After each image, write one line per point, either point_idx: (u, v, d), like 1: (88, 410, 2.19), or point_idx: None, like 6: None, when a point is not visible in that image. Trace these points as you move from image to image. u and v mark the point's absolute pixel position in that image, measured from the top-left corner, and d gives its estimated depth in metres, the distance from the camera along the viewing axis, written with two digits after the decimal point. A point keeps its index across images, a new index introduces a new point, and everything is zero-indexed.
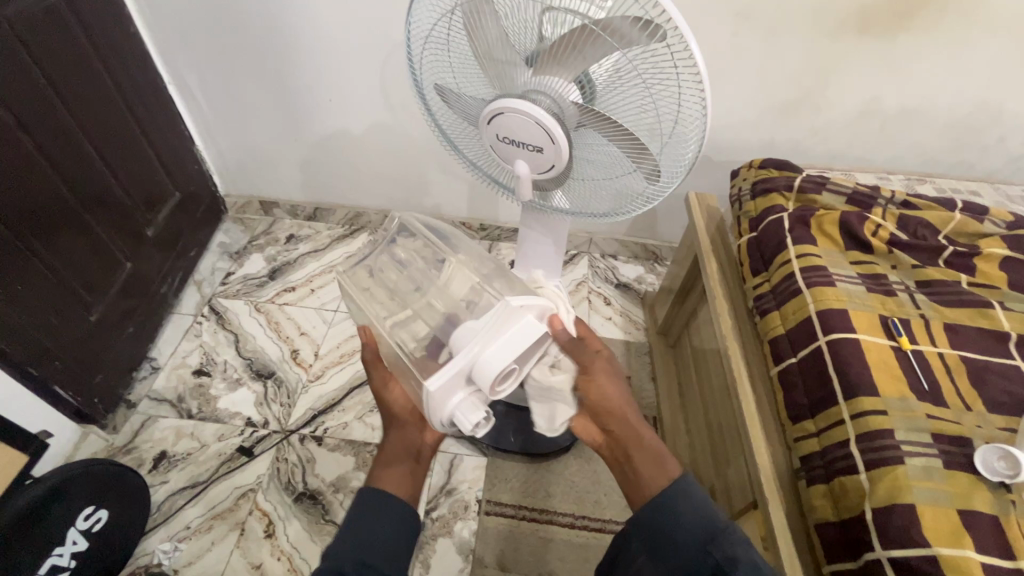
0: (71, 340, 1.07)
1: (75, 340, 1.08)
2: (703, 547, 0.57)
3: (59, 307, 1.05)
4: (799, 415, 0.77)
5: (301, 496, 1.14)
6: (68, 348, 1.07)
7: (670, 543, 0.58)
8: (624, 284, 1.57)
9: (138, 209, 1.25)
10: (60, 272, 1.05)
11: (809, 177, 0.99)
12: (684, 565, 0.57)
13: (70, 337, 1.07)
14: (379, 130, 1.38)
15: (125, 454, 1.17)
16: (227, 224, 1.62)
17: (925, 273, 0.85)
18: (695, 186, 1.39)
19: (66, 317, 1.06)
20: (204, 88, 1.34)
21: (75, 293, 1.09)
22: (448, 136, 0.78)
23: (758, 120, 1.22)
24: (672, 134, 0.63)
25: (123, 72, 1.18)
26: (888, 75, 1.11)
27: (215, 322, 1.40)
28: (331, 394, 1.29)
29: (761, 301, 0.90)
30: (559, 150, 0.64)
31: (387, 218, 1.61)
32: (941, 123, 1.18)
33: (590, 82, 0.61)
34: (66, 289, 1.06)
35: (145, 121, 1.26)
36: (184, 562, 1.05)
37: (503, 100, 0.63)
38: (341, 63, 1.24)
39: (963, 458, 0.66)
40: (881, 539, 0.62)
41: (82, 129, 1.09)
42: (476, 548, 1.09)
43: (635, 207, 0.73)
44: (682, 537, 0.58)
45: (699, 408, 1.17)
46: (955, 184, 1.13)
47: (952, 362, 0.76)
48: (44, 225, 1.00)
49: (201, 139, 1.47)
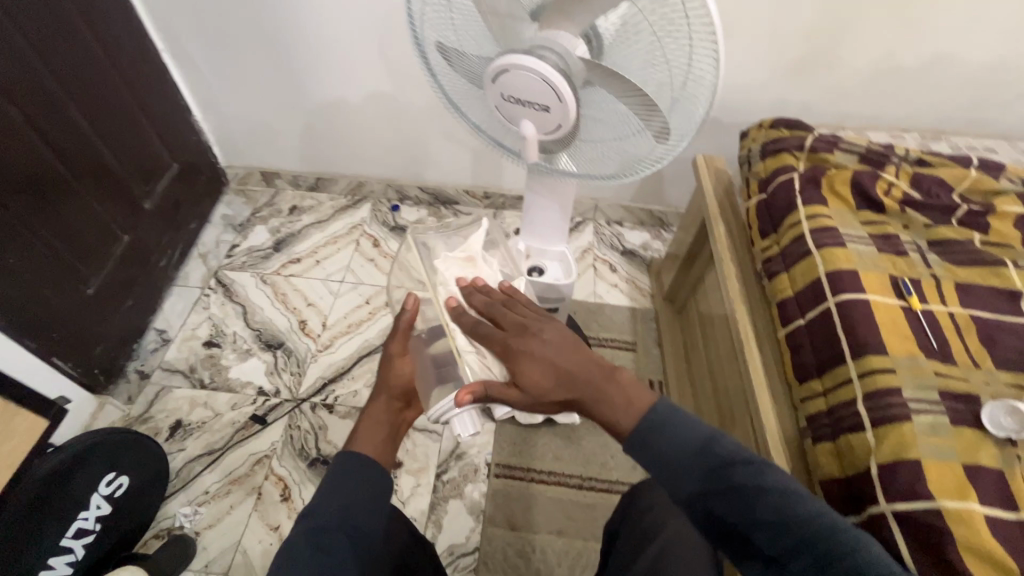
0: (68, 313, 1.08)
1: (71, 313, 1.09)
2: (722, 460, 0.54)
3: (55, 281, 1.05)
4: (807, 375, 0.77)
5: (315, 461, 1.17)
6: (65, 321, 1.07)
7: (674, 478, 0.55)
8: (630, 251, 1.56)
9: (134, 181, 1.24)
10: (55, 247, 1.05)
11: (820, 136, 0.96)
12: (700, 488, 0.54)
13: (67, 311, 1.08)
14: (380, 98, 1.35)
15: (142, 423, 1.19)
16: (229, 196, 1.61)
17: (938, 233, 0.83)
18: (702, 149, 1.36)
19: (62, 290, 1.07)
20: (196, 54, 1.31)
21: (71, 268, 1.09)
22: (451, 99, 0.76)
23: (768, 79, 1.19)
24: (682, 91, 0.60)
25: (112, 38, 1.14)
26: (904, 29, 1.07)
27: (222, 294, 1.41)
28: (340, 363, 1.31)
29: (769, 264, 0.89)
30: (566, 108, 0.62)
31: (389, 187, 1.59)
32: (959, 78, 1.14)
33: (597, 37, 0.60)
34: (61, 264, 1.06)
35: (138, 91, 1.23)
36: (205, 524, 1.09)
37: (508, 56, 0.61)
38: (336, 27, 1.20)
39: (969, 414, 0.66)
40: (885, 494, 0.63)
41: (72, 99, 1.06)
42: (487, 509, 1.12)
43: (643, 169, 0.71)
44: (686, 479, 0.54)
45: (705, 371, 1.18)
46: (971, 142, 1.10)
47: (962, 321, 0.75)
48: (39, 202, 1.00)
49: (200, 110, 1.45)
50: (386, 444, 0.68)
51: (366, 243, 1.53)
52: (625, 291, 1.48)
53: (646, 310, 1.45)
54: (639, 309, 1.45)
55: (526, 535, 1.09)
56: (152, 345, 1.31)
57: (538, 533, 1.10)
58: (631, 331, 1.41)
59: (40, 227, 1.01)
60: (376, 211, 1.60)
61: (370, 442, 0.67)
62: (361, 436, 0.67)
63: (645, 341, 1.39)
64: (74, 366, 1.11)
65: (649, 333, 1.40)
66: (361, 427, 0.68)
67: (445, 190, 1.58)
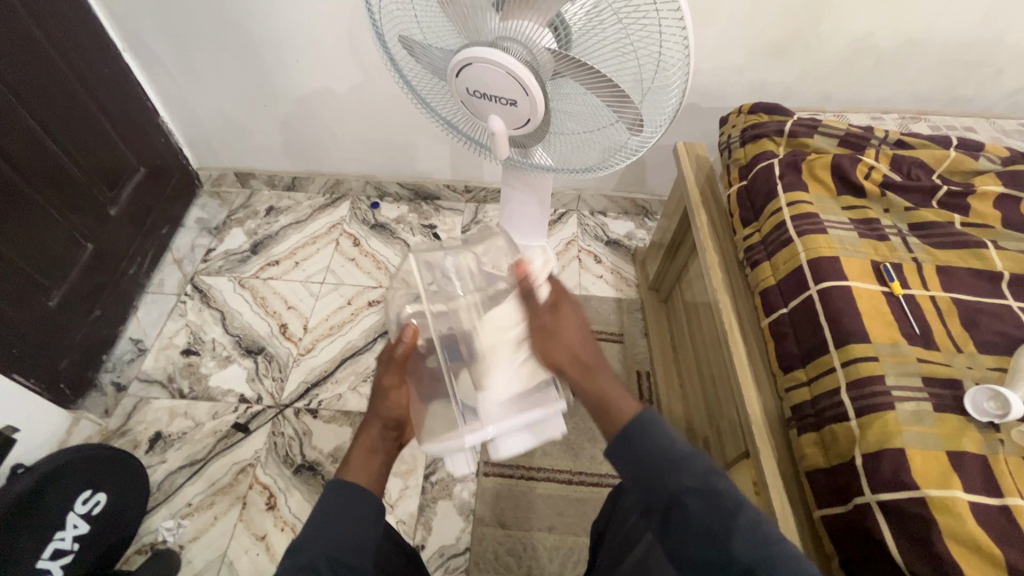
0: (29, 328, 1.05)
1: (33, 328, 1.05)
2: (670, 471, 0.46)
3: (14, 295, 1.01)
4: (791, 365, 0.76)
5: (300, 468, 1.15)
6: (26, 335, 1.04)
7: (640, 472, 0.48)
8: (615, 241, 1.54)
9: (96, 187, 1.20)
10: (10, 259, 1.01)
11: (800, 120, 0.95)
12: (660, 490, 0.46)
13: (26, 324, 1.04)
14: (352, 92, 1.31)
15: (120, 437, 1.16)
16: (202, 198, 1.57)
17: (919, 216, 0.82)
18: (683, 136, 1.34)
19: (20, 303, 1.03)
20: (158, 54, 1.26)
21: (31, 281, 1.05)
22: (418, 94, 0.73)
23: (746, 62, 1.17)
24: (654, 81, 0.59)
25: (66, 39, 1.10)
26: (881, 8, 1.05)
27: (199, 300, 1.37)
28: (323, 366, 1.28)
29: (751, 253, 0.88)
30: (534, 101, 0.60)
31: (368, 184, 1.56)
32: (938, 57, 1.13)
33: (564, 25, 0.56)
34: (18, 276, 1.02)
35: (98, 93, 1.19)
36: (190, 537, 1.07)
37: (471, 49, 0.59)
38: (302, 20, 1.16)
39: (952, 400, 0.66)
40: (871, 485, 0.62)
41: (25, 105, 1.02)
42: (477, 508, 1.11)
43: (618, 160, 0.69)
44: (648, 460, 0.48)
45: (692, 360, 1.17)
46: (950, 121, 1.10)
47: (944, 305, 0.75)
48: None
49: (166, 111, 1.40)
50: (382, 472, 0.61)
51: (346, 242, 1.50)
52: (610, 282, 1.47)
53: (632, 300, 1.44)
54: (625, 299, 1.44)
55: (517, 533, 1.09)
56: (128, 356, 1.27)
57: (530, 531, 1.09)
58: (618, 322, 1.40)
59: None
60: (355, 209, 1.57)
61: (366, 473, 0.59)
62: (356, 467, 0.59)
63: (632, 332, 1.38)
64: (40, 381, 1.07)
65: (636, 324, 1.39)
66: (354, 455, 0.60)
67: (426, 184, 1.55)
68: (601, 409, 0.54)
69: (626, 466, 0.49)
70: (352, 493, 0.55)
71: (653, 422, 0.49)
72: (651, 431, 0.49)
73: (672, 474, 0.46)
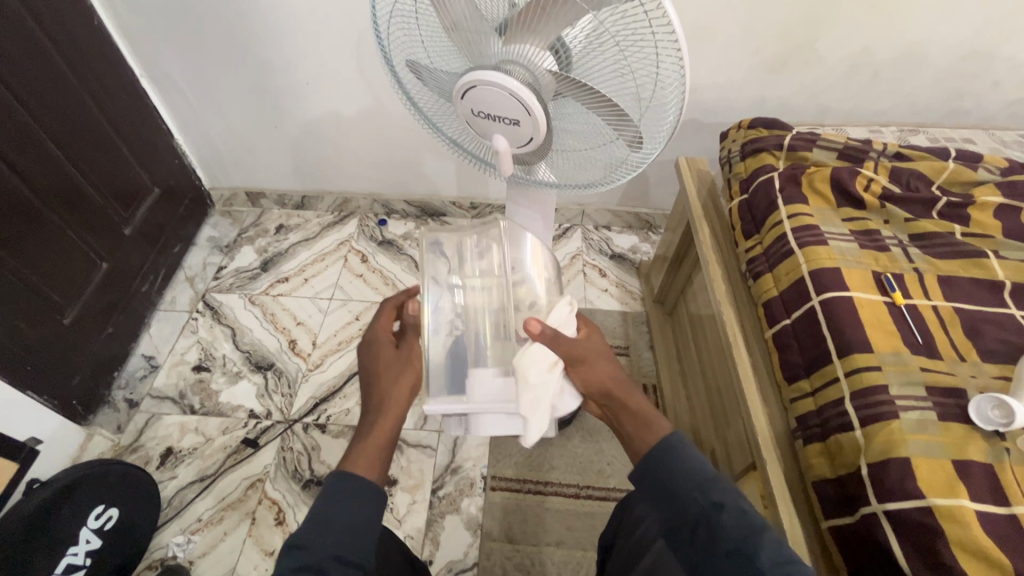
0: (44, 345, 1.07)
1: (48, 345, 1.08)
2: (698, 493, 0.56)
3: (30, 313, 1.04)
4: (795, 375, 0.77)
5: (309, 483, 1.16)
6: (42, 352, 1.07)
7: (669, 492, 0.58)
8: (620, 255, 1.56)
9: (112, 208, 1.24)
10: (27, 278, 1.04)
11: (798, 134, 0.97)
12: (682, 504, 0.57)
13: (41, 342, 1.07)
14: (360, 114, 1.35)
15: (132, 453, 1.18)
16: (214, 217, 1.60)
17: (919, 226, 0.83)
18: (685, 150, 1.36)
19: (36, 321, 1.06)
20: (174, 79, 1.31)
21: (46, 299, 1.08)
22: (425, 114, 0.76)
23: (745, 79, 1.19)
24: (651, 101, 0.61)
25: (86, 66, 1.15)
26: (876, 24, 1.07)
27: (210, 317, 1.40)
28: (332, 381, 1.30)
29: (753, 264, 0.89)
30: (536, 121, 0.62)
31: (376, 202, 1.59)
32: (934, 70, 1.15)
33: (565, 47, 0.58)
34: (35, 295, 1.05)
35: (115, 116, 1.23)
36: (199, 552, 1.08)
37: (474, 72, 0.61)
38: (312, 45, 1.21)
39: (957, 409, 0.66)
40: (877, 494, 0.62)
41: (44, 130, 1.06)
42: (484, 523, 1.11)
43: (619, 176, 0.71)
44: (680, 481, 0.57)
45: (698, 373, 1.17)
46: (949, 133, 1.11)
47: (946, 315, 0.75)
48: (9, 235, 0.99)
49: (180, 134, 1.45)
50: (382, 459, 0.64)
51: (354, 259, 1.53)
52: (615, 296, 1.48)
53: (637, 313, 1.45)
54: (630, 312, 1.45)
55: (525, 548, 1.08)
56: (141, 373, 1.29)
57: (538, 546, 1.09)
58: (623, 335, 1.40)
59: (10, 260, 1.00)
60: (363, 226, 1.60)
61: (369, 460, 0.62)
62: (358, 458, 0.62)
63: (637, 345, 1.39)
64: (52, 398, 1.09)
65: (641, 337, 1.40)
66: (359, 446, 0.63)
67: (432, 202, 1.58)
68: (649, 430, 0.66)
69: (660, 489, 0.59)
70: (353, 487, 0.58)
71: (681, 445, 0.60)
72: (684, 454, 0.59)
73: (704, 489, 0.56)
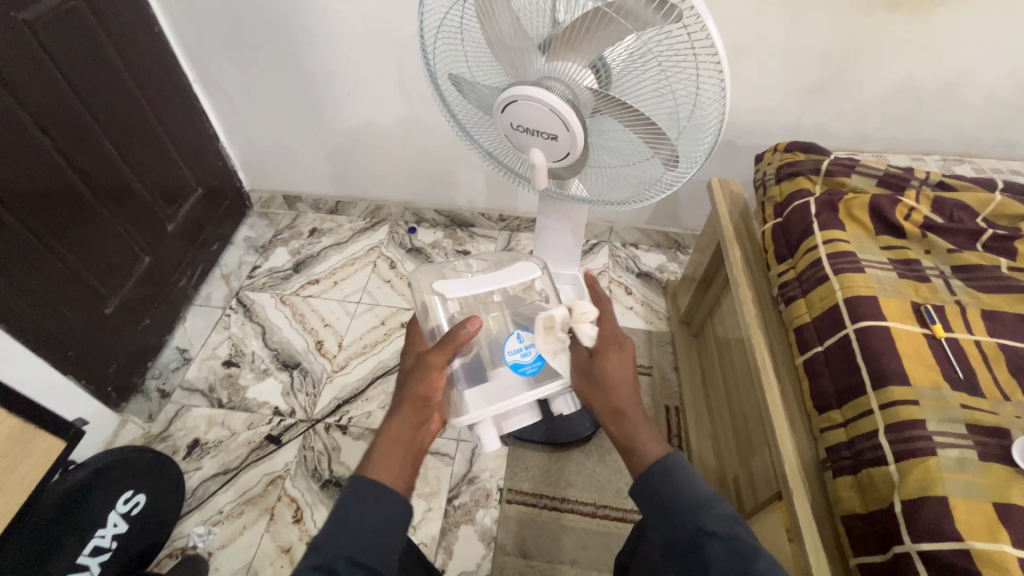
0: (86, 331, 1.12)
1: (89, 331, 1.13)
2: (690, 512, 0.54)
3: (74, 300, 1.09)
4: (826, 405, 0.75)
5: (327, 483, 1.17)
6: (84, 338, 1.11)
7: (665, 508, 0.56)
8: (646, 273, 1.55)
9: (157, 204, 1.29)
10: (74, 266, 1.09)
11: (837, 159, 0.95)
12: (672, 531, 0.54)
13: (84, 327, 1.11)
14: (397, 123, 1.38)
15: (161, 442, 1.22)
16: (252, 218, 1.66)
17: (962, 258, 0.81)
18: (718, 171, 1.35)
19: (80, 308, 1.11)
20: (224, 84, 1.37)
21: (90, 286, 1.13)
22: (463, 126, 0.78)
23: (783, 103, 1.19)
24: (690, 119, 0.61)
25: (141, 67, 1.20)
26: (920, 52, 1.06)
27: (242, 314, 1.44)
28: (355, 383, 1.32)
29: (785, 289, 0.87)
30: (574, 136, 0.63)
31: (407, 210, 1.62)
32: (981, 99, 1.12)
33: (606, 67, 0.60)
34: (81, 284, 1.11)
35: (165, 117, 1.29)
36: (218, 544, 1.10)
37: (516, 87, 0.62)
38: (353, 55, 1.25)
39: (999, 449, 0.63)
40: (911, 533, 0.60)
41: (101, 128, 1.13)
42: (498, 535, 1.10)
43: (654, 194, 0.71)
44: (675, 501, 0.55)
45: (723, 398, 1.15)
46: (995, 164, 1.08)
47: (990, 351, 0.72)
48: (61, 225, 1.04)
49: (225, 137, 1.51)
50: (407, 470, 0.61)
51: (383, 265, 1.56)
52: (640, 314, 1.47)
53: (661, 333, 1.43)
54: (654, 332, 1.43)
55: (539, 563, 1.07)
56: (174, 364, 1.34)
57: (551, 563, 1.07)
58: (646, 355, 1.39)
59: (62, 250, 1.05)
60: (393, 233, 1.63)
61: (392, 468, 0.60)
62: (379, 462, 0.60)
63: (661, 366, 1.37)
64: (89, 383, 1.14)
65: (666, 358, 1.38)
66: (379, 449, 0.62)
67: (462, 212, 1.60)
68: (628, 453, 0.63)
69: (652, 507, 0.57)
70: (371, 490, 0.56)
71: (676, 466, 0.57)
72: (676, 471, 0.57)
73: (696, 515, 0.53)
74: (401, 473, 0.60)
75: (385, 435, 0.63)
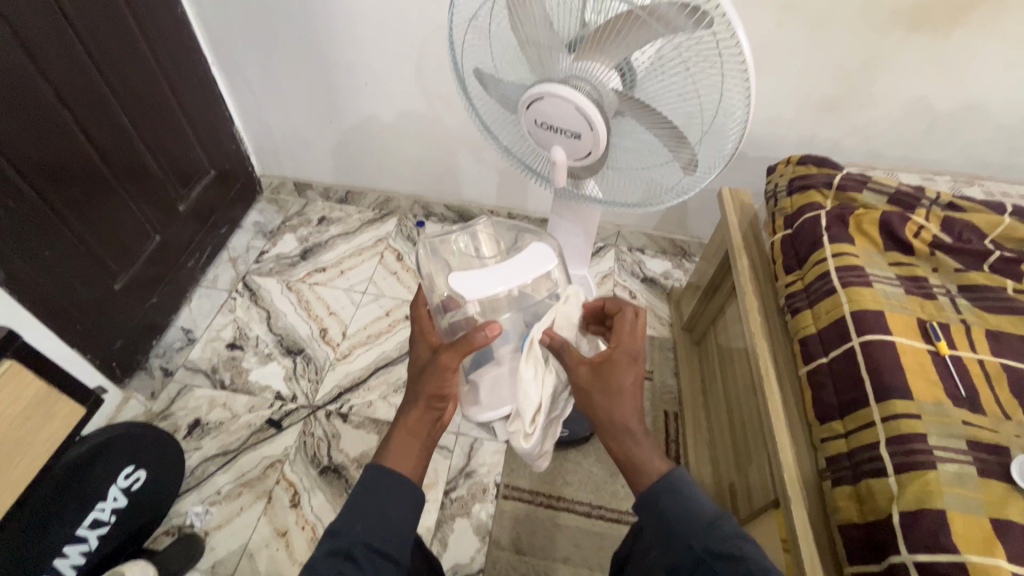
0: (94, 306, 1.13)
1: (97, 306, 1.13)
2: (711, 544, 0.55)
3: (85, 274, 1.10)
4: (828, 415, 0.76)
5: (326, 469, 1.18)
6: (92, 312, 1.12)
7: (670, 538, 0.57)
8: (651, 279, 1.56)
9: (170, 183, 1.30)
10: (87, 241, 1.10)
11: (849, 174, 0.96)
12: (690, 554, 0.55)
13: (93, 302, 1.12)
14: (411, 116, 1.39)
15: (162, 420, 1.22)
16: (262, 204, 1.66)
17: (968, 278, 0.82)
18: (729, 181, 1.36)
19: (90, 283, 1.11)
20: (243, 68, 1.37)
21: (100, 261, 1.13)
22: (483, 121, 0.78)
23: (797, 117, 1.20)
24: (712, 125, 0.62)
25: (163, 47, 1.21)
26: (935, 74, 1.07)
27: (248, 298, 1.45)
28: (357, 372, 1.32)
29: (792, 300, 0.88)
30: (598, 137, 0.64)
31: (416, 203, 1.63)
32: (993, 124, 1.14)
33: (631, 69, 0.61)
34: (93, 258, 1.11)
35: (183, 97, 1.30)
36: (215, 524, 1.10)
37: (544, 84, 0.63)
38: (371, 47, 1.25)
39: (999, 467, 0.64)
40: (908, 544, 0.61)
41: (121, 105, 1.13)
42: (493, 530, 1.11)
43: (668, 198, 0.72)
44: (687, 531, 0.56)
45: (722, 406, 1.16)
46: (1004, 188, 1.09)
47: (993, 370, 0.73)
48: (76, 198, 1.05)
49: (240, 121, 1.51)
50: (422, 458, 0.63)
51: (390, 257, 1.56)
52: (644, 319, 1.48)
53: (664, 339, 1.44)
54: (657, 338, 1.44)
55: (531, 560, 1.08)
56: (177, 344, 1.34)
57: (544, 560, 1.08)
58: (648, 360, 1.39)
59: (74, 223, 1.06)
60: (402, 226, 1.64)
61: (405, 457, 0.62)
62: (395, 450, 0.62)
63: (661, 371, 1.38)
64: (94, 358, 1.14)
65: (667, 363, 1.39)
66: (397, 436, 0.63)
67: (470, 208, 1.61)
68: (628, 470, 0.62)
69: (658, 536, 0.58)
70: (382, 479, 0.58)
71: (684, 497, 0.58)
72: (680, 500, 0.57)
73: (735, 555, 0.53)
74: (417, 461, 0.62)
75: (400, 423, 0.64)
